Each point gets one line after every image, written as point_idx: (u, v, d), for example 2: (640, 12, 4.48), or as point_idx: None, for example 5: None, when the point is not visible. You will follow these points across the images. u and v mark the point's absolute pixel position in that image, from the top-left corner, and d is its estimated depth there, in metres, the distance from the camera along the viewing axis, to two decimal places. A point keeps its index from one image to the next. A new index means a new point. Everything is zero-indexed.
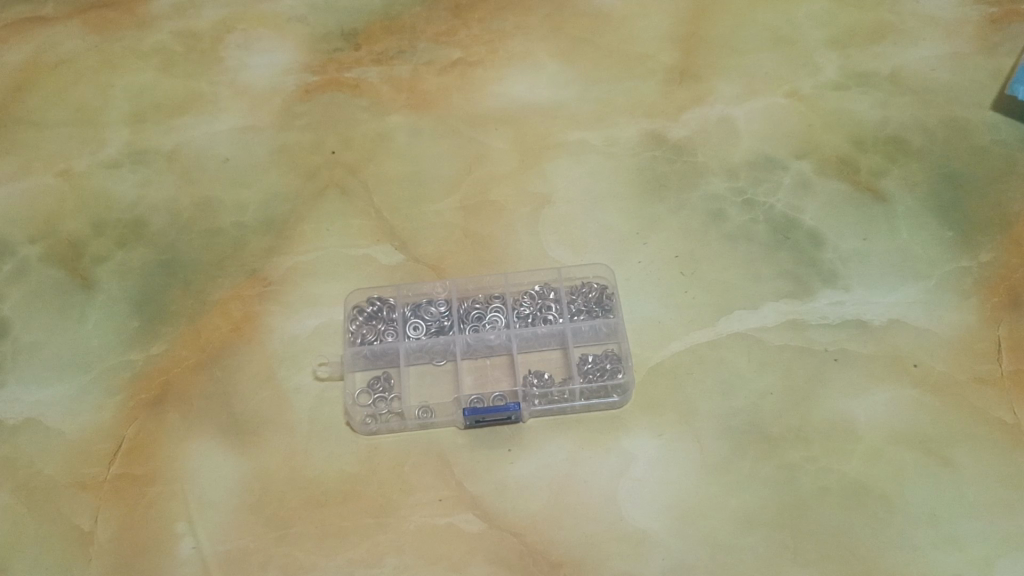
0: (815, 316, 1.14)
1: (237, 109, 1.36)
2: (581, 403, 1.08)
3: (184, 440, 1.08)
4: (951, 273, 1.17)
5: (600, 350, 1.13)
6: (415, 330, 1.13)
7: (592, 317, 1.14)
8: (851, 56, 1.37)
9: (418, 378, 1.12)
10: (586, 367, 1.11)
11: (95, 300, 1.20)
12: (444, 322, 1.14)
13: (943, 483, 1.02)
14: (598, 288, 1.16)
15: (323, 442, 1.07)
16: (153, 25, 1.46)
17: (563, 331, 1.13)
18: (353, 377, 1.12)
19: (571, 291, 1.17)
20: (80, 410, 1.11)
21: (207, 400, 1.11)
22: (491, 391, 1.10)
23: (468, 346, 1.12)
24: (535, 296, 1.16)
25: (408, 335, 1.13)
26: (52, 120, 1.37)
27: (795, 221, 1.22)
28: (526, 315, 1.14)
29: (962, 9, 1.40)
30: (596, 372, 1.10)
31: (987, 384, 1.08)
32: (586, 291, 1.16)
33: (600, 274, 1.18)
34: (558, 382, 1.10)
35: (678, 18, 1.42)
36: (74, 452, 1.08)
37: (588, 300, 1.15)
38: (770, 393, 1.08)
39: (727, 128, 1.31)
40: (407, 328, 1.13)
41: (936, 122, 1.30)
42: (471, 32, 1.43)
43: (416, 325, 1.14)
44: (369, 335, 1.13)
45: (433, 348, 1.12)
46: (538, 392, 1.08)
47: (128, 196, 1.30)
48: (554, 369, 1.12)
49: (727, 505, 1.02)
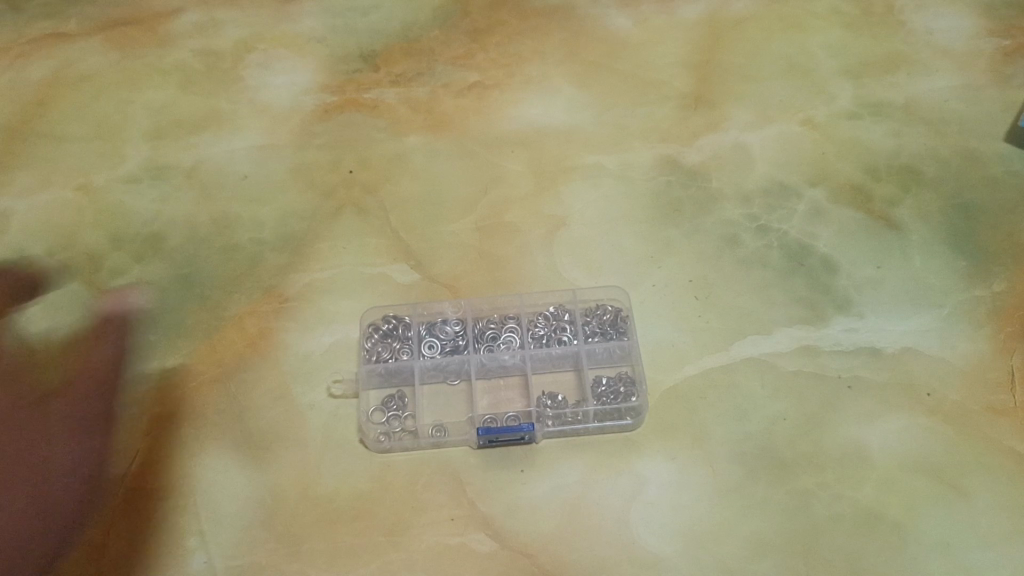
0: (829, 343, 1.14)
1: (255, 127, 1.37)
2: (595, 425, 1.08)
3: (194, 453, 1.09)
4: (965, 302, 1.17)
5: (611, 375, 1.14)
6: (428, 350, 1.15)
7: (606, 339, 1.14)
8: (865, 86, 1.38)
9: (431, 397, 1.12)
10: (598, 389, 1.11)
11: (111, 314, 1.21)
12: (459, 341, 1.16)
13: (957, 512, 1.02)
14: (611, 311, 1.17)
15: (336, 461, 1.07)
16: (174, 43, 1.48)
17: (575, 354, 1.14)
18: (366, 396, 1.12)
19: (583, 313, 1.17)
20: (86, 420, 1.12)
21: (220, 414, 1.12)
22: (502, 410, 1.11)
23: (482, 365, 1.14)
24: (547, 317, 1.17)
25: (421, 354, 1.14)
26: (72, 134, 1.39)
27: (808, 247, 1.23)
28: (539, 336, 1.16)
29: (975, 42, 1.41)
30: (607, 394, 1.11)
31: (1000, 414, 1.09)
32: (600, 313, 1.17)
33: (613, 297, 1.19)
34: (570, 404, 1.11)
35: (692, 45, 1.44)
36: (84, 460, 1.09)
37: (600, 321, 1.16)
38: (783, 419, 1.09)
39: (741, 154, 1.32)
40: (421, 348, 1.15)
41: (949, 152, 1.31)
42: (488, 56, 1.44)
43: (429, 343, 1.15)
44: (384, 353, 1.15)
45: (447, 367, 1.13)
46: (550, 411, 1.09)
47: (147, 211, 1.31)
48: (568, 391, 1.13)
49: (740, 530, 1.02)
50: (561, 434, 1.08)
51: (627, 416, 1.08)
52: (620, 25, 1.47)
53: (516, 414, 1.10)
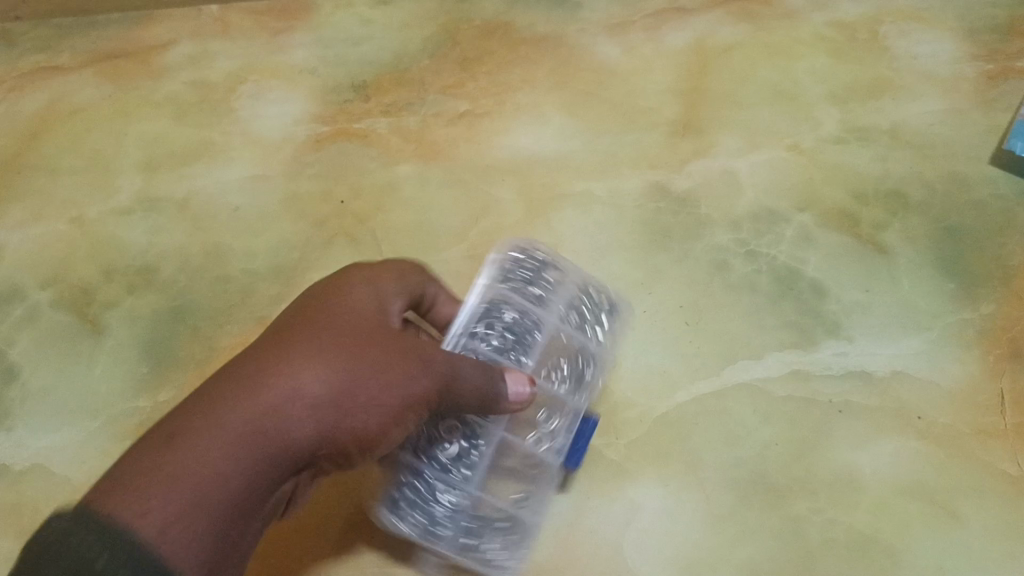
0: (820, 367, 1.17)
1: (246, 158, 1.37)
2: (592, 364, 1.12)
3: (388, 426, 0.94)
4: (953, 324, 1.19)
5: (557, 276, 1.13)
6: (444, 460, 0.99)
7: (543, 290, 1.11)
8: (851, 111, 1.39)
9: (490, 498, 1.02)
10: (557, 299, 1.11)
11: (105, 346, 1.22)
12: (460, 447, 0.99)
13: (947, 535, 1.06)
14: (499, 275, 1.09)
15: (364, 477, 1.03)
16: (164, 75, 1.45)
17: (535, 322, 1.08)
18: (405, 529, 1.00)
19: (507, 279, 1.10)
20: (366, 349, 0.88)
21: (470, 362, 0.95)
22: (554, 421, 1.06)
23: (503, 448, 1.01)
24: (488, 310, 1.06)
25: (454, 479, 0.99)
26: (63, 166, 1.38)
27: (797, 272, 1.24)
28: (502, 333, 1.06)
29: (959, 66, 1.42)
30: (574, 300, 1.13)
31: (991, 435, 1.12)
32: (522, 276, 1.11)
33: (511, 247, 1.13)
34: (564, 336, 1.10)
35: (682, 72, 1.43)
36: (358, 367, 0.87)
37: (538, 283, 1.11)
38: (774, 445, 1.11)
39: (730, 181, 1.32)
40: (434, 467, 0.99)
41: (935, 176, 1.32)
42: (478, 84, 1.43)
43: (431, 455, 0.99)
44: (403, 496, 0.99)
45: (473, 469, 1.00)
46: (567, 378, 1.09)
47: (139, 243, 1.31)
48: (558, 351, 1.09)
49: (734, 556, 1.05)
50: (579, 369, 1.10)
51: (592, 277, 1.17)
52: (609, 54, 1.45)
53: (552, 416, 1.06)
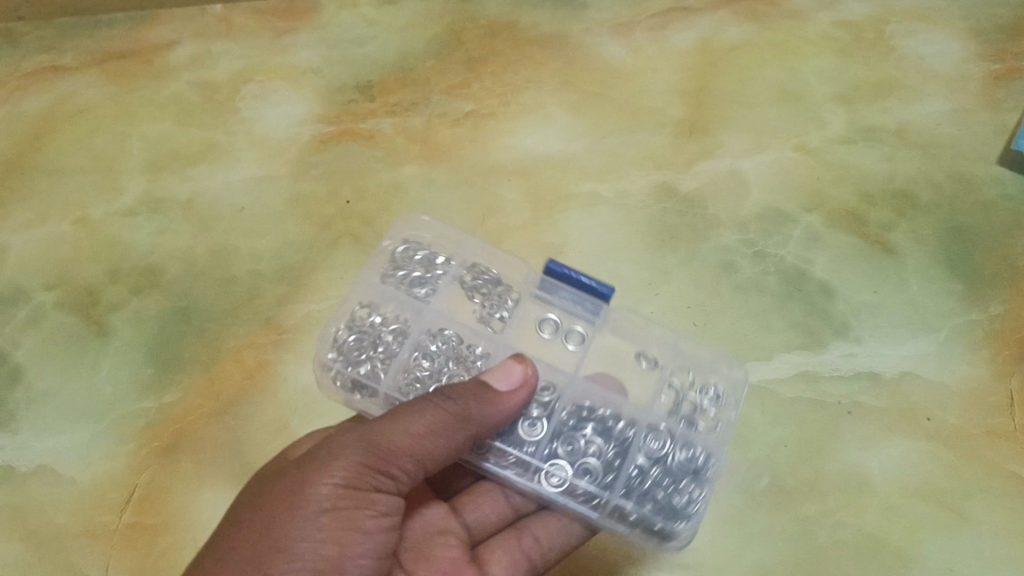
0: (828, 368, 1.16)
1: (251, 158, 1.37)
2: (479, 265, 1.15)
3: (394, 510, 0.91)
4: (962, 325, 1.20)
5: (381, 301, 1.09)
6: (593, 451, 1.04)
7: (397, 320, 1.09)
8: (858, 111, 1.39)
9: (649, 440, 1.04)
10: (417, 289, 1.11)
11: (110, 348, 1.21)
12: (576, 463, 1.02)
13: (957, 536, 1.07)
14: (353, 366, 1.05)
15: (503, 557, 1.02)
16: (169, 76, 1.45)
17: (423, 330, 1.08)
18: (692, 508, 1.01)
19: (361, 357, 1.06)
20: (330, 500, 0.86)
21: (426, 418, 0.89)
22: (574, 320, 1.12)
23: (600, 427, 1.05)
24: (407, 374, 1.06)
25: (609, 467, 1.02)
26: (68, 167, 1.38)
27: (805, 273, 1.24)
28: (439, 354, 1.08)
29: (966, 66, 1.42)
30: (415, 274, 1.12)
31: (1000, 436, 1.12)
32: (354, 354, 1.06)
33: (328, 350, 1.06)
34: (450, 288, 1.12)
35: (688, 71, 1.42)
36: (339, 523, 0.85)
37: (374, 332, 1.08)
38: (783, 446, 1.11)
39: (737, 181, 1.32)
40: (593, 476, 1.01)
41: (943, 176, 1.32)
42: (484, 85, 1.43)
43: (580, 469, 1.02)
44: (633, 480, 1.01)
45: (619, 453, 1.03)
46: (489, 293, 1.14)
47: (145, 244, 1.30)
48: (474, 310, 1.12)
49: (743, 558, 1.05)
50: (478, 267, 1.15)
51: (398, 239, 1.15)
52: (614, 54, 1.45)
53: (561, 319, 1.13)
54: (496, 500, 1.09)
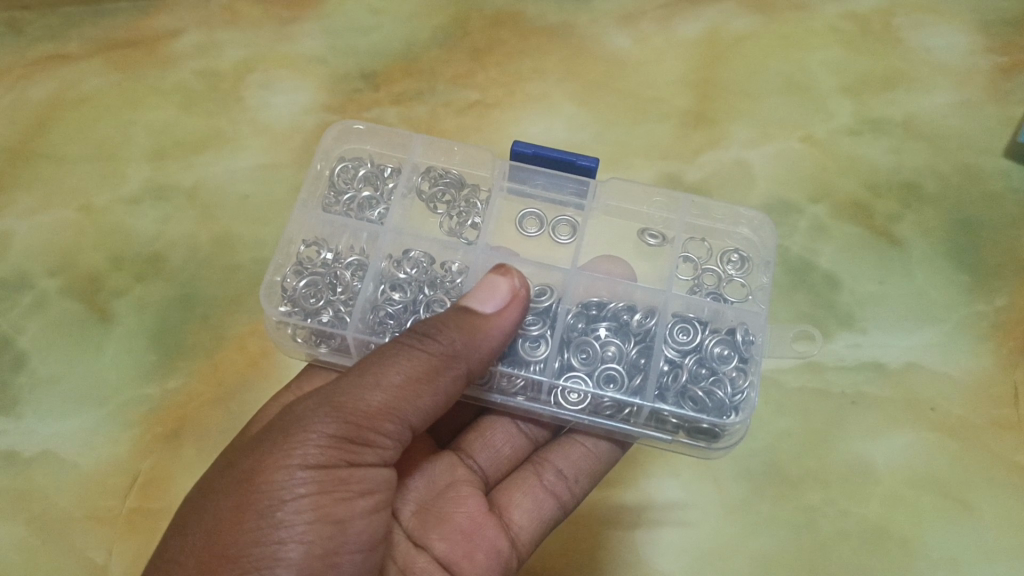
0: (832, 359, 1.16)
1: (256, 147, 1.37)
2: (437, 167, 1.03)
3: (376, 486, 0.79)
4: (967, 317, 1.19)
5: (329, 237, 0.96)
6: (612, 355, 0.92)
7: (362, 253, 0.98)
8: (864, 103, 1.39)
9: (676, 329, 0.93)
10: (370, 211, 1.00)
11: (114, 334, 1.21)
12: (595, 374, 0.90)
13: (961, 526, 1.07)
14: (313, 317, 0.91)
15: (525, 502, 0.95)
16: (173, 64, 1.44)
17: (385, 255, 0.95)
18: (739, 399, 0.88)
19: (319, 304, 0.93)
20: (304, 485, 0.73)
21: (405, 365, 0.76)
22: (558, 209, 1.05)
23: (615, 326, 0.94)
24: (376, 313, 0.93)
25: (631, 375, 0.90)
26: (72, 154, 1.37)
27: (810, 263, 1.23)
28: (411, 281, 0.97)
29: (972, 58, 1.41)
30: (363, 196, 1.01)
31: (1005, 428, 1.12)
32: (310, 303, 0.92)
33: (277, 304, 0.91)
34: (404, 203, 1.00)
35: (694, 62, 1.42)
36: (319, 508, 0.73)
37: (330, 270, 0.96)
38: (787, 435, 1.11)
39: (743, 172, 1.31)
40: (618, 383, 0.89)
41: (949, 168, 1.32)
42: (489, 74, 1.42)
43: (602, 378, 0.90)
44: (665, 380, 0.90)
45: (644, 357, 0.91)
46: (453, 201, 1.04)
47: (148, 230, 1.30)
48: (445, 223, 1.03)
49: (746, 547, 1.05)
50: (433, 171, 1.03)
51: (334, 157, 1.02)
52: (620, 44, 1.44)
53: (543, 211, 1.06)
54: (506, 430, 1.02)
